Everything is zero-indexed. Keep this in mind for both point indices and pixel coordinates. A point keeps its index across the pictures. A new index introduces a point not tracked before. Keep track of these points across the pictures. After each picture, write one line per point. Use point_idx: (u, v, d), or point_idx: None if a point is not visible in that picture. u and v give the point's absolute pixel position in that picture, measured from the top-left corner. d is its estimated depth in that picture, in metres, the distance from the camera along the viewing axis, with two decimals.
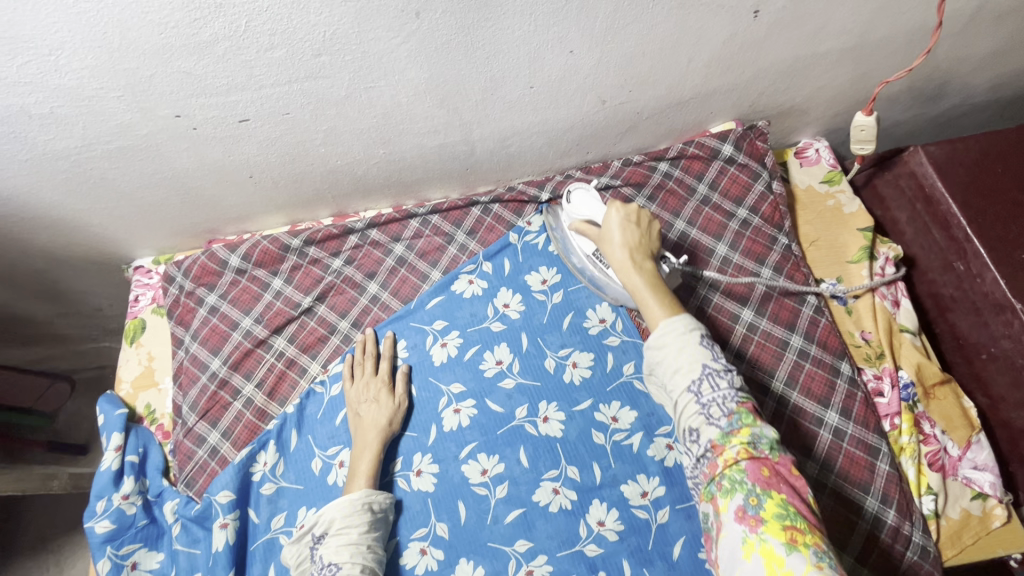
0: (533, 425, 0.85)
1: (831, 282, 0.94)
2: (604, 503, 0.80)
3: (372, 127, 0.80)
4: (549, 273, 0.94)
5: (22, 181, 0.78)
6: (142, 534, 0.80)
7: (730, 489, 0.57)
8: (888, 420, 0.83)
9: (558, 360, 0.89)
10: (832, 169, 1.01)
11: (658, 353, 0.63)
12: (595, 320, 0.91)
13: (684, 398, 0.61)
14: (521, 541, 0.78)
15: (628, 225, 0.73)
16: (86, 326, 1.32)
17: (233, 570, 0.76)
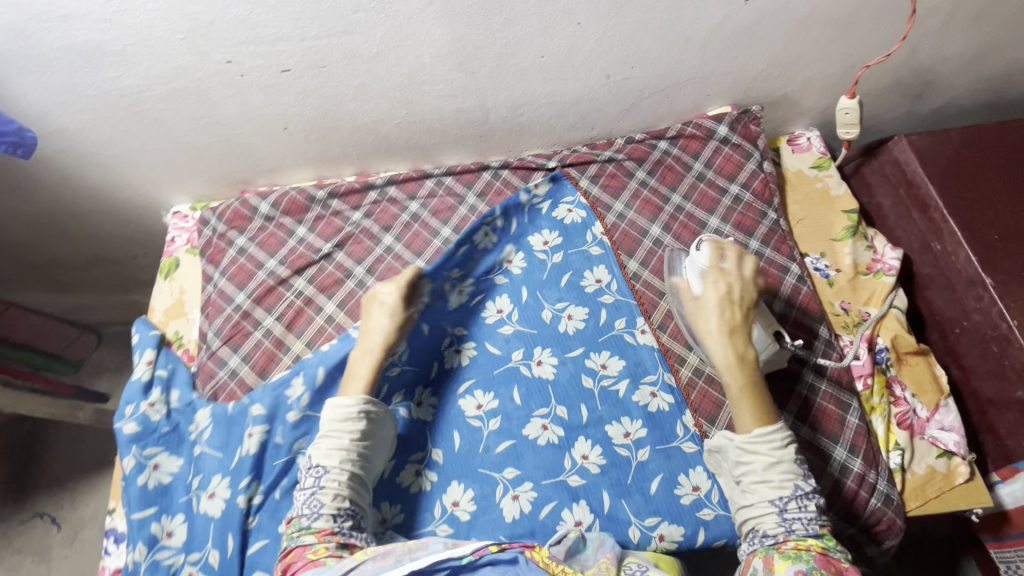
0: (527, 367, 0.91)
1: (815, 256, 1.00)
2: (589, 440, 0.86)
3: (397, 85, 0.90)
4: (550, 235, 1.01)
5: (87, 116, 0.88)
6: (164, 440, 0.88)
7: (793, 556, 0.67)
8: (861, 380, 0.88)
9: (554, 312, 0.95)
10: (821, 156, 1.08)
11: (747, 457, 0.73)
12: (592, 280, 0.98)
13: (766, 506, 0.71)
14: (509, 468, 0.84)
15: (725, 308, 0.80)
16: (119, 276, 1.41)
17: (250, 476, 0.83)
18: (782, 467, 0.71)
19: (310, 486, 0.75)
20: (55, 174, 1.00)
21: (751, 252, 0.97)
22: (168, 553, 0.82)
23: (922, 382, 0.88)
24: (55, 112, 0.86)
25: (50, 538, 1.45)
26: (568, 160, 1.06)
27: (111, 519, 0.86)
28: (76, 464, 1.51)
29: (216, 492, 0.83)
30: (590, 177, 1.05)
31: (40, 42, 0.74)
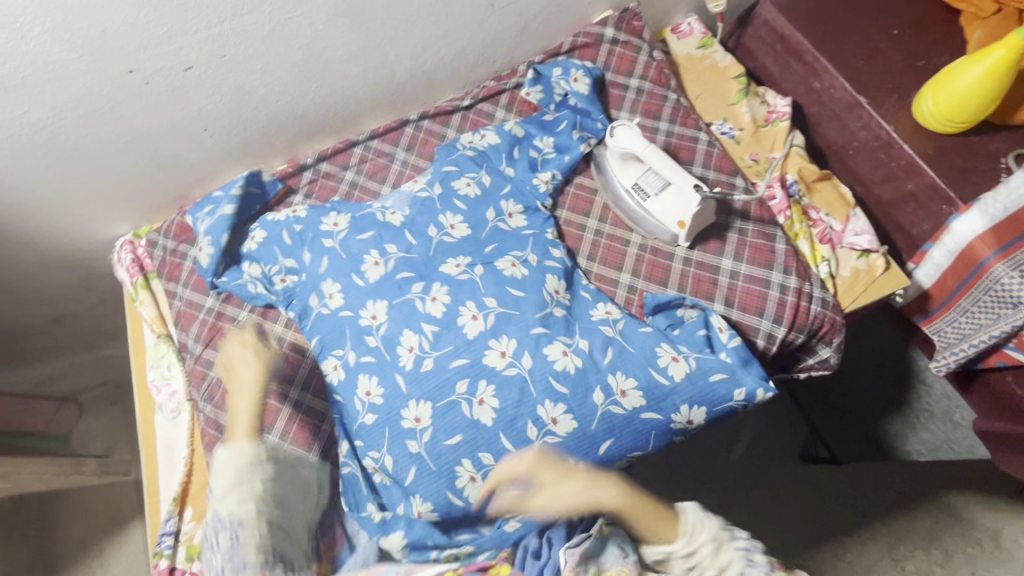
0: (469, 406, 0.77)
1: (719, 123, 1.09)
2: (489, 381, 0.78)
3: (300, 60, 0.94)
4: (439, 290, 0.83)
5: (6, 162, 0.89)
6: (482, 370, 0.78)
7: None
8: (782, 214, 0.99)
9: (420, 296, 0.82)
10: (704, 36, 1.18)
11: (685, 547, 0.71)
12: (369, 315, 0.81)
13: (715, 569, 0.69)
14: (464, 382, 0.77)
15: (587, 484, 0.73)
16: (82, 331, 1.41)
17: (509, 334, 0.80)
18: (723, 550, 0.69)
19: (226, 544, 0.70)
20: None
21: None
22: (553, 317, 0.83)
23: (831, 205, 1.00)
24: None
25: None
26: (481, 96, 1.12)
27: (175, 523, 0.89)
28: (93, 527, 1.51)
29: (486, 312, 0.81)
30: (504, 106, 1.12)
31: None
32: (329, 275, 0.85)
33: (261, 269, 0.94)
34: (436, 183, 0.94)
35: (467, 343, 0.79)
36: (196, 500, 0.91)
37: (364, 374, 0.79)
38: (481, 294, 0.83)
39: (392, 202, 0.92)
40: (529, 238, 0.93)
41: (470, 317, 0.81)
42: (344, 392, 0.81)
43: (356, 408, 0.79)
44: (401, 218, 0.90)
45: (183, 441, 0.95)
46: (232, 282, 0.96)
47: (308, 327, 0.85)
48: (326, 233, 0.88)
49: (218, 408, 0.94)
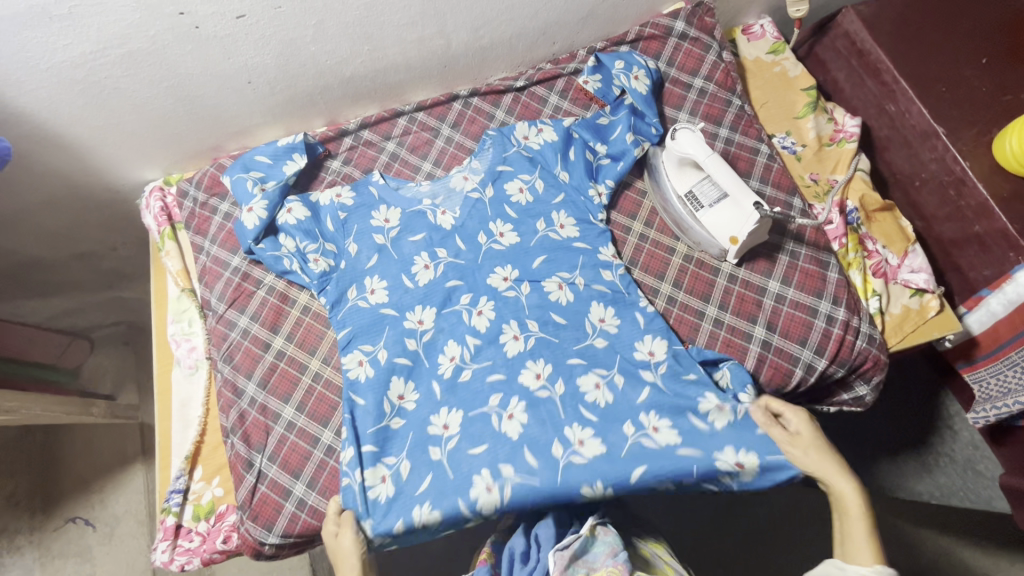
0: (499, 418, 0.82)
1: (782, 136, 1.04)
2: (518, 398, 0.83)
3: (356, 20, 0.89)
4: (484, 304, 0.89)
5: (42, 94, 0.85)
6: (518, 391, 0.84)
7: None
8: (837, 241, 0.94)
9: (467, 307, 0.89)
10: (776, 41, 1.11)
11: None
12: (414, 320, 0.88)
13: None
14: (497, 397, 0.83)
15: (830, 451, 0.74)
16: (100, 270, 1.39)
17: (546, 357, 0.86)
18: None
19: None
20: (19, 167, 0.96)
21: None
22: (591, 342, 0.87)
23: (889, 236, 0.95)
24: (9, 94, 0.83)
25: (87, 538, 1.48)
26: (535, 78, 1.07)
27: (184, 482, 0.88)
28: (94, 466, 1.52)
29: (525, 335, 0.87)
30: (559, 92, 1.07)
31: None
32: (375, 273, 0.91)
33: (294, 244, 0.92)
34: (487, 184, 0.96)
35: (509, 359, 0.86)
36: (207, 460, 0.90)
37: (401, 365, 0.85)
38: (525, 316, 0.88)
39: (442, 198, 0.96)
40: (580, 253, 0.93)
41: (511, 337, 0.87)
42: (365, 388, 0.83)
43: (385, 408, 0.83)
44: (452, 220, 0.94)
45: (199, 400, 0.94)
46: (269, 253, 0.92)
47: (338, 317, 0.89)
48: (377, 228, 0.94)
49: (237, 371, 0.92)
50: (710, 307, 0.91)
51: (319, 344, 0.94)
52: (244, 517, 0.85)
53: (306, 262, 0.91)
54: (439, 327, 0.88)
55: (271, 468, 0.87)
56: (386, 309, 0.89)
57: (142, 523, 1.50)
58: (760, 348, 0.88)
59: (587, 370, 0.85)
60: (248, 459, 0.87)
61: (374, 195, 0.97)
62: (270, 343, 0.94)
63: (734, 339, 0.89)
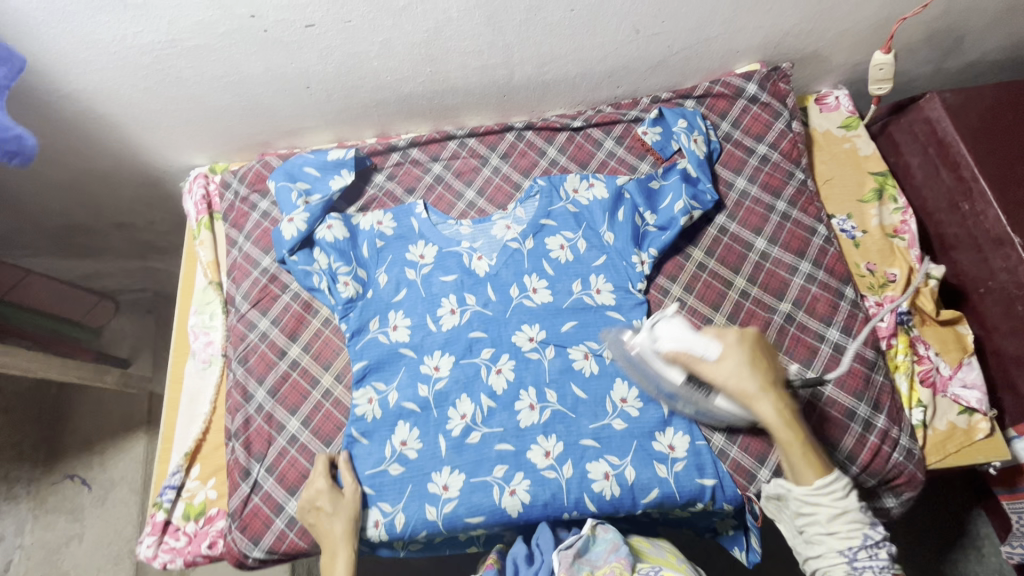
0: (499, 491, 0.84)
1: (842, 217, 0.99)
2: (519, 470, 0.85)
3: (422, 42, 0.88)
4: (503, 361, 0.91)
5: (107, 75, 0.86)
6: (522, 463, 0.85)
7: None
8: (885, 340, 0.88)
9: (486, 362, 0.91)
10: (850, 115, 1.06)
11: (815, 511, 0.70)
12: (430, 366, 0.91)
13: (834, 556, 0.69)
14: (501, 467, 0.85)
15: (753, 359, 0.74)
16: (136, 241, 1.41)
17: (558, 436, 0.87)
18: (848, 517, 0.69)
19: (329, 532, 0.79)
20: (74, 138, 0.98)
21: (757, 252, 0.95)
22: (607, 423, 0.87)
23: (944, 342, 0.89)
24: (75, 70, 0.84)
25: (82, 498, 1.49)
26: (593, 120, 1.05)
27: (180, 478, 0.87)
28: (101, 427, 1.54)
29: (540, 404, 0.88)
30: (615, 138, 1.04)
31: None
32: (401, 309, 0.94)
33: (328, 261, 0.94)
34: (528, 235, 0.97)
35: (521, 429, 0.87)
36: (206, 459, 0.90)
37: (411, 408, 0.88)
38: (544, 385, 0.89)
39: (480, 244, 0.98)
40: (613, 323, 0.92)
41: (527, 406, 0.88)
42: (375, 432, 0.87)
43: (387, 452, 0.86)
44: (486, 267, 0.96)
45: (207, 396, 0.93)
46: (301, 265, 0.94)
47: (357, 346, 0.91)
48: (411, 262, 0.97)
49: (249, 374, 0.91)
50: None
51: (334, 360, 0.93)
52: (233, 526, 0.84)
53: (336, 282, 0.93)
54: (455, 380, 0.90)
55: (267, 480, 0.85)
56: (405, 350, 0.92)
57: (136, 492, 1.51)
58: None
59: (600, 455, 0.85)
60: (247, 467, 0.86)
61: (415, 228, 0.99)
62: (286, 351, 0.93)
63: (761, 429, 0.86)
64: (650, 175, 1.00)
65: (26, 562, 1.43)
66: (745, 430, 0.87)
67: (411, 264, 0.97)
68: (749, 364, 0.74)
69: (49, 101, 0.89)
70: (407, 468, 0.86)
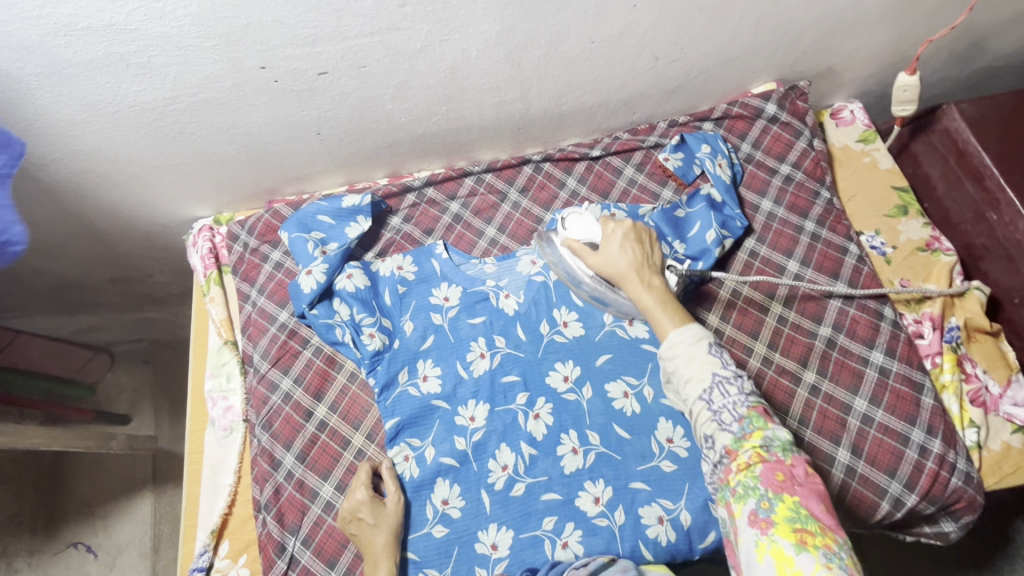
0: (552, 546, 0.80)
1: (870, 234, 0.98)
2: (569, 522, 0.81)
3: (439, 83, 0.84)
4: (541, 405, 0.87)
5: (106, 134, 0.81)
6: (573, 514, 0.82)
7: (743, 495, 0.59)
8: (929, 359, 0.88)
9: (523, 409, 0.87)
10: (867, 129, 1.05)
11: (669, 362, 0.66)
12: (466, 417, 0.87)
13: (697, 406, 0.64)
14: (550, 519, 0.81)
15: (628, 243, 0.77)
16: (133, 293, 1.35)
17: (607, 483, 0.83)
18: (699, 360, 0.64)
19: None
20: (69, 198, 0.92)
21: (791, 275, 0.93)
22: (655, 464, 0.84)
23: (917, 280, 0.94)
24: (71, 133, 0.79)
25: (88, 567, 1.41)
26: (612, 148, 1.02)
27: (208, 557, 0.82)
28: (105, 490, 1.47)
29: (584, 449, 0.85)
30: (635, 165, 1.02)
31: (57, 58, 0.67)
32: (429, 357, 0.90)
33: (350, 312, 0.90)
34: (554, 270, 0.94)
35: (568, 478, 0.83)
36: (234, 534, 0.84)
37: (450, 465, 0.84)
38: (586, 428, 0.86)
39: (507, 282, 0.94)
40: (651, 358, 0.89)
41: (570, 451, 0.85)
42: (416, 491, 0.83)
43: (429, 515, 0.82)
44: (514, 305, 0.93)
45: (231, 465, 0.88)
46: (322, 319, 0.90)
47: (387, 402, 0.87)
48: (435, 307, 0.93)
49: (275, 440, 0.87)
50: (790, 421, 0.84)
51: (364, 418, 0.88)
52: None
53: (361, 334, 0.89)
54: (492, 430, 0.86)
55: (305, 554, 0.81)
56: (437, 402, 0.87)
57: (146, 557, 1.43)
58: (843, 474, 0.81)
59: (652, 499, 0.82)
60: (281, 541, 0.81)
61: (436, 270, 0.96)
62: (313, 412, 0.88)
63: (815, 461, 0.82)
64: (675, 202, 0.98)
65: None
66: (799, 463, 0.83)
67: (434, 308, 0.93)
68: (627, 243, 0.77)
69: (42, 164, 0.83)
70: (451, 529, 0.81)
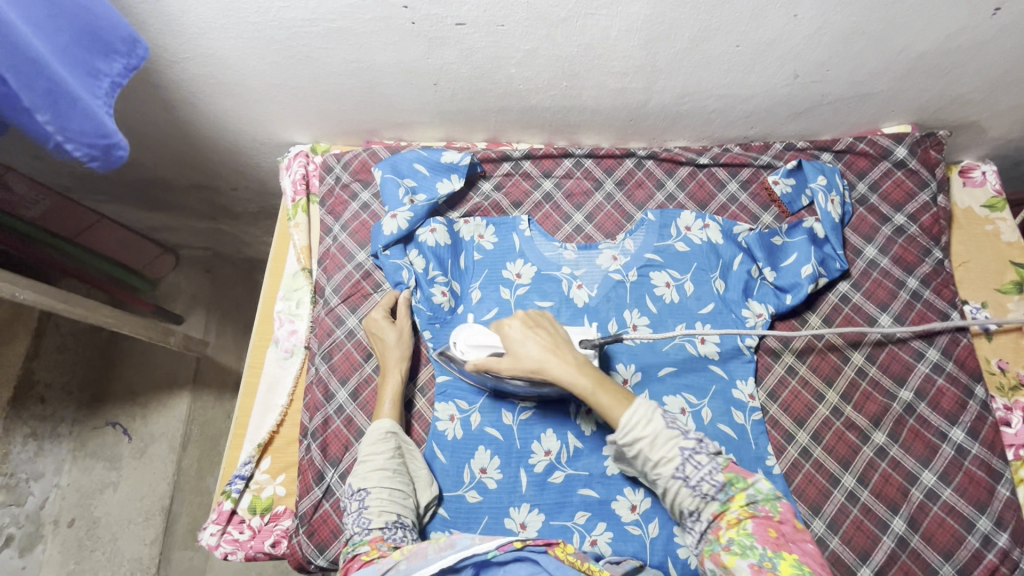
0: (580, 539, 0.80)
1: (975, 305, 0.92)
2: (601, 521, 0.81)
3: (569, 56, 0.82)
4: None
5: (239, 43, 0.82)
6: (606, 512, 0.81)
7: (740, 551, 0.58)
8: (1012, 449, 0.83)
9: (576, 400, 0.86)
10: (996, 195, 0.98)
11: (634, 445, 0.65)
12: (517, 394, 0.86)
13: (672, 484, 0.64)
14: (582, 514, 0.81)
15: (532, 329, 0.71)
16: (214, 202, 1.38)
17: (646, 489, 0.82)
18: (662, 439, 0.63)
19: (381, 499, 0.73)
20: (186, 99, 0.95)
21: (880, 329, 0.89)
22: None
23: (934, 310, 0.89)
24: (209, 36, 0.80)
25: (120, 448, 1.48)
26: (720, 160, 0.98)
27: (250, 468, 0.85)
28: (149, 380, 1.55)
29: None
30: (740, 181, 0.98)
31: None
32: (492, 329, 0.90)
33: (424, 265, 0.91)
34: (633, 269, 0.93)
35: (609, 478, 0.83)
36: (277, 453, 0.87)
37: (493, 439, 0.84)
38: None
39: (584, 271, 0.93)
40: (715, 378, 0.87)
41: None
42: (456, 454, 0.84)
43: (465, 480, 0.82)
44: (586, 296, 0.92)
45: (286, 387, 0.91)
46: (393, 261, 0.91)
47: (443, 359, 0.87)
48: (507, 281, 0.93)
49: (333, 372, 0.88)
50: (848, 476, 0.81)
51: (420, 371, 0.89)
52: (300, 529, 0.81)
53: (431, 287, 0.89)
54: (543, 415, 0.85)
55: (339, 487, 0.82)
56: None
57: (174, 451, 1.51)
58: (894, 544, 0.78)
59: None
60: (321, 470, 0.83)
61: (516, 245, 0.95)
62: (372, 354, 0.90)
63: (865, 523, 0.79)
64: (773, 229, 0.95)
65: (60, 502, 1.38)
66: (849, 521, 0.80)
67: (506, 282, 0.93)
68: (535, 335, 0.71)
69: (173, 62, 0.85)
70: (485, 500, 0.82)
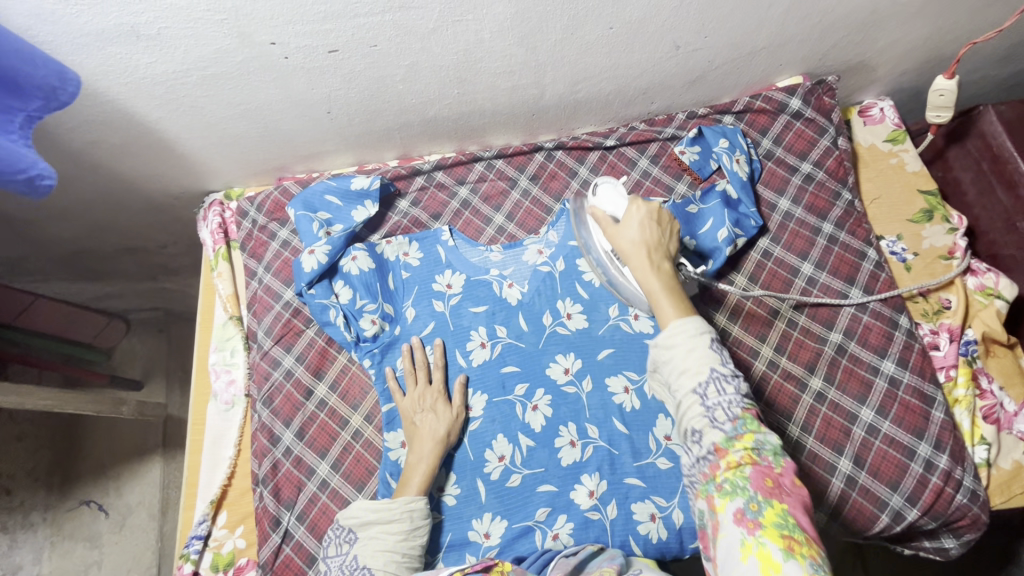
0: (543, 536, 0.80)
1: (890, 239, 0.95)
2: (561, 513, 0.81)
3: (450, 64, 0.83)
4: (540, 396, 0.87)
5: (118, 105, 0.81)
6: (564, 503, 0.82)
7: (730, 491, 0.53)
8: (944, 371, 0.86)
9: (520, 399, 0.86)
10: (896, 128, 1.01)
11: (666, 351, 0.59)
12: None
13: (686, 398, 0.57)
14: (543, 510, 0.81)
15: (647, 222, 0.69)
16: (149, 262, 1.37)
17: (598, 473, 0.83)
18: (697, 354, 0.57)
19: None
20: (84, 169, 0.93)
21: (804, 278, 0.91)
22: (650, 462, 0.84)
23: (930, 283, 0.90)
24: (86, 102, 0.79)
25: (98, 525, 1.45)
26: (627, 139, 0.99)
27: (207, 526, 0.84)
28: (115, 452, 1.51)
29: (579, 441, 0.84)
30: (650, 157, 0.99)
31: (68, 28, 0.67)
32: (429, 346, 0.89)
33: (351, 296, 0.90)
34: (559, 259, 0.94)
35: (563, 470, 0.83)
36: (233, 505, 0.87)
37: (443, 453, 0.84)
38: (585, 420, 0.85)
39: (511, 270, 0.94)
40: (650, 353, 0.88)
41: (568, 443, 0.84)
42: None
43: None
44: (518, 296, 0.92)
45: (231, 439, 0.90)
46: (318, 299, 0.89)
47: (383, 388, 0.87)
48: (438, 293, 0.92)
49: (276, 416, 0.88)
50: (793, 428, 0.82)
51: (362, 399, 0.89)
52: None
53: (360, 319, 0.89)
54: (491, 420, 0.86)
55: (298, 529, 0.82)
56: None
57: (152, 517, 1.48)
58: (844, 484, 0.80)
59: (645, 496, 0.82)
60: (276, 515, 0.83)
61: (441, 257, 0.95)
62: (313, 390, 0.89)
63: (816, 468, 0.80)
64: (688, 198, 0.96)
65: None
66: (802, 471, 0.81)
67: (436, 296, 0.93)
68: (649, 224, 0.69)
69: (59, 134, 0.84)
70: (444, 515, 0.82)
